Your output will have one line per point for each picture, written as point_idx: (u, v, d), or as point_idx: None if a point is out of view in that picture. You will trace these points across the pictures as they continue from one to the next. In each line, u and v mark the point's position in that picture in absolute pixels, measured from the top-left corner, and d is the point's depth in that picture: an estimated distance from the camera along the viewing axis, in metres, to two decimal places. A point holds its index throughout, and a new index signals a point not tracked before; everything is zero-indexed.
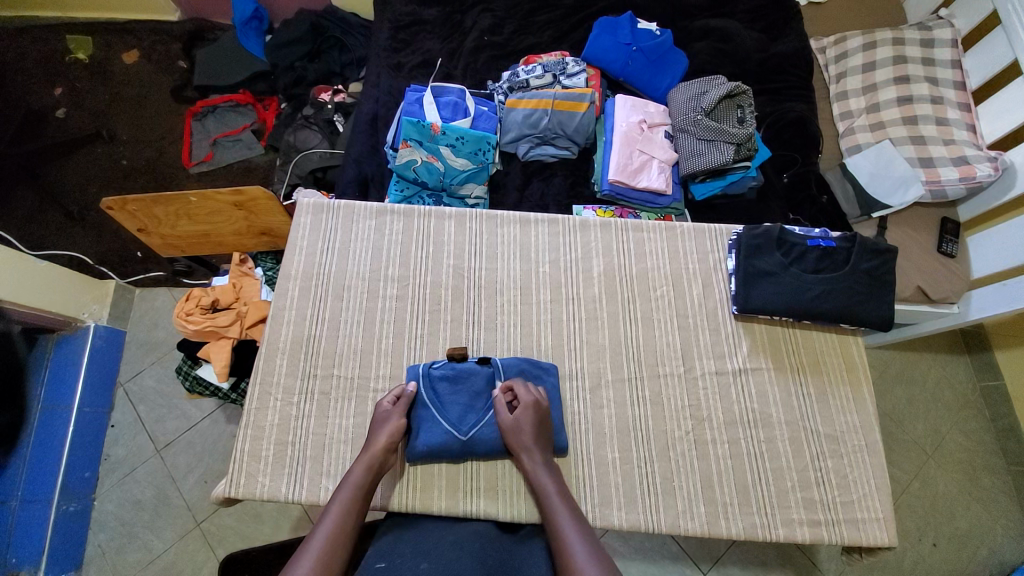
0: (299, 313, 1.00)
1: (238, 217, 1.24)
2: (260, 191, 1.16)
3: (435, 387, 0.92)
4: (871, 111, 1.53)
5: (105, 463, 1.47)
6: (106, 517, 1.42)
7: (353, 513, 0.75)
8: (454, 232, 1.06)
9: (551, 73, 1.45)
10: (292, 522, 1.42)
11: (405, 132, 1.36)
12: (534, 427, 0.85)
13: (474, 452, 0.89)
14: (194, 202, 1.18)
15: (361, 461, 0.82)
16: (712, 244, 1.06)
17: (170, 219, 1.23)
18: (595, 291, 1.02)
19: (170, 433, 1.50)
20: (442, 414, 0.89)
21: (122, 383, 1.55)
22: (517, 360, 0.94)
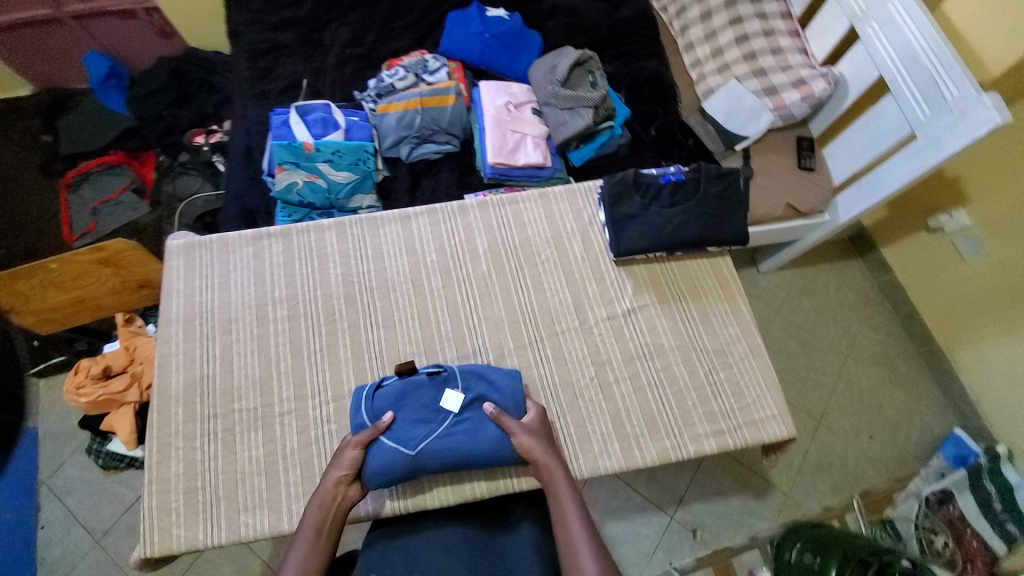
0: (187, 359, 0.98)
1: (108, 276, 1.24)
2: (121, 244, 1.17)
3: (381, 406, 0.89)
4: (717, 56, 1.67)
5: (41, 568, 1.35)
6: None
7: (312, 562, 0.74)
8: (336, 242, 1.05)
9: (413, 73, 1.47)
10: None
11: (278, 156, 1.35)
12: (547, 437, 0.87)
13: (424, 467, 0.85)
14: (57, 268, 1.18)
15: (313, 500, 0.81)
16: (584, 201, 1.12)
17: (37, 292, 1.20)
18: (484, 268, 1.05)
19: (106, 519, 1.40)
20: (395, 431, 0.86)
21: (43, 480, 1.43)
22: (472, 369, 0.93)
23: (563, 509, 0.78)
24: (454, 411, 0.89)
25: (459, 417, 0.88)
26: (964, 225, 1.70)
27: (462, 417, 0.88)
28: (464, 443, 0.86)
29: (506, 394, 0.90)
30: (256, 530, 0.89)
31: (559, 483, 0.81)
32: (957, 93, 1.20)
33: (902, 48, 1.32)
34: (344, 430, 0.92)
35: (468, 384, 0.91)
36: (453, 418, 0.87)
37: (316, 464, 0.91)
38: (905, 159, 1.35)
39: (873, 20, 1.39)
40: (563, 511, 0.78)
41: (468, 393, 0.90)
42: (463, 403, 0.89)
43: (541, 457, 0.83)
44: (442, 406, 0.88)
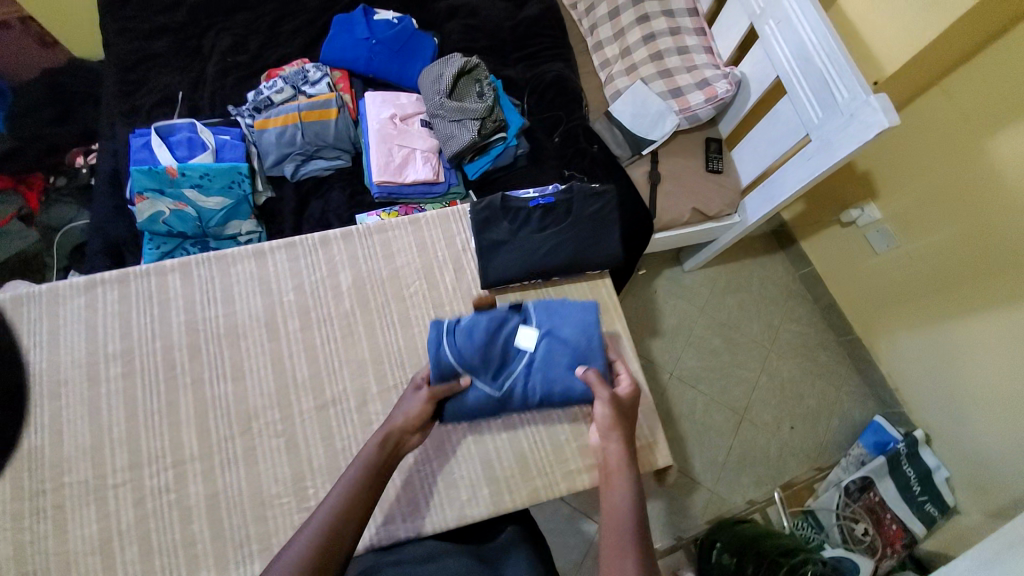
0: (8, 429, 0.88)
1: None
2: None
3: (458, 344, 0.87)
4: (625, 56, 1.61)
5: None
6: None
7: (362, 492, 0.71)
8: (181, 285, 0.97)
9: (291, 85, 1.36)
10: None
11: (138, 183, 1.23)
12: (627, 419, 0.83)
13: (511, 404, 0.89)
14: None
15: (376, 436, 0.79)
16: (458, 225, 1.05)
17: None
18: (348, 305, 0.98)
19: None
20: (473, 363, 0.87)
21: None
22: (554, 311, 0.93)
23: (613, 492, 0.75)
24: (530, 348, 0.90)
25: (535, 355, 0.90)
26: (875, 219, 1.68)
27: (539, 356, 0.90)
28: (552, 380, 0.89)
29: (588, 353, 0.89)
30: None
31: (617, 465, 0.77)
32: (847, 95, 1.15)
33: (796, 46, 1.27)
34: (185, 498, 0.85)
35: (543, 323, 0.92)
36: (533, 355, 0.89)
37: (155, 538, 0.83)
38: (801, 162, 1.33)
39: (769, 18, 1.34)
40: (613, 495, 0.74)
41: (542, 330, 0.91)
42: (540, 344, 0.90)
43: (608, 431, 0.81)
44: (521, 343, 0.90)
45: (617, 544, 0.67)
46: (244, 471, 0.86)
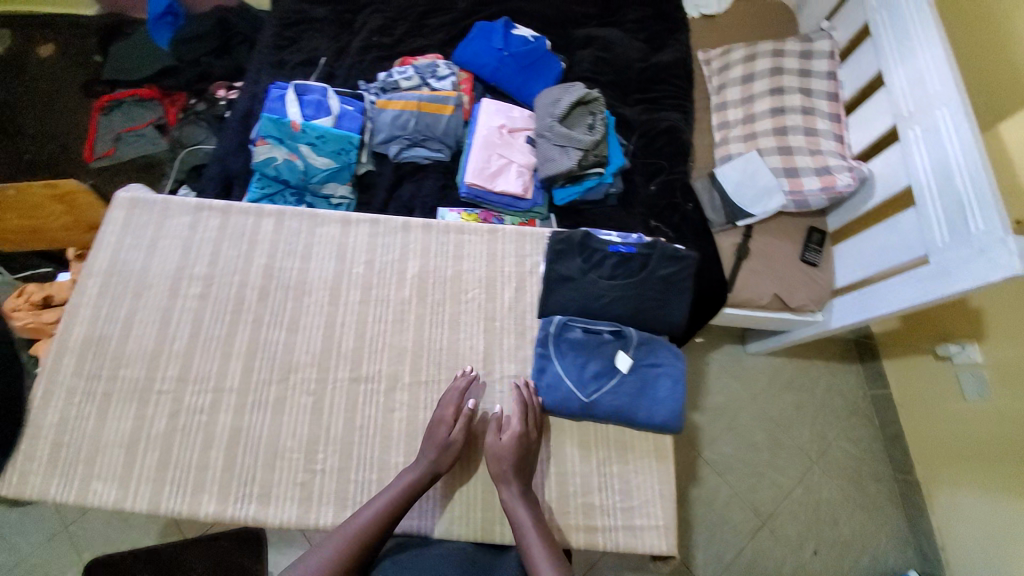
0: (92, 312, 0.97)
1: (61, 211, 1.15)
2: (72, 182, 1.07)
3: (561, 343, 0.93)
4: (747, 122, 1.55)
5: None
6: None
7: (386, 521, 0.80)
8: (271, 231, 1.05)
9: (420, 75, 1.44)
10: (159, 528, 1.62)
11: (264, 129, 1.36)
12: (515, 458, 0.86)
13: (592, 415, 0.90)
14: (12, 195, 1.11)
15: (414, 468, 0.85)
16: (531, 248, 1.06)
17: None
18: (407, 293, 1.01)
19: None
20: (564, 375, 0.92)
21: None
22: (649, 343, 0.93)
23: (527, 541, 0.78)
24: (623, 372, 0.92)
25: (628, 379, 0.91)
26: (972, 361, 1.50)
27: (632, 380, 0.91)
28: (630, 403, 0.90)
29: (668, 393, 0.91)
30: (101, 501, 0.86)
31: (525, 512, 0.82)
32: (984, 228, 1.04)
33: (937, 160, 1.17)
34: (213, 425, 0.90)
35: (641, 354, 0.93)
36: (623, 379, 0.91)
37: (176, 451, 0.88)
38: (909, 281, 1.21)
39: (915, 124, 1.23)
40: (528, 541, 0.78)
41: (639, 360, 0.93)
42: (632, 368, 0.92)
43: (511, 481, 0.85)
44: (614, 364, 0.92)
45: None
46: (271, 416, 0.91)
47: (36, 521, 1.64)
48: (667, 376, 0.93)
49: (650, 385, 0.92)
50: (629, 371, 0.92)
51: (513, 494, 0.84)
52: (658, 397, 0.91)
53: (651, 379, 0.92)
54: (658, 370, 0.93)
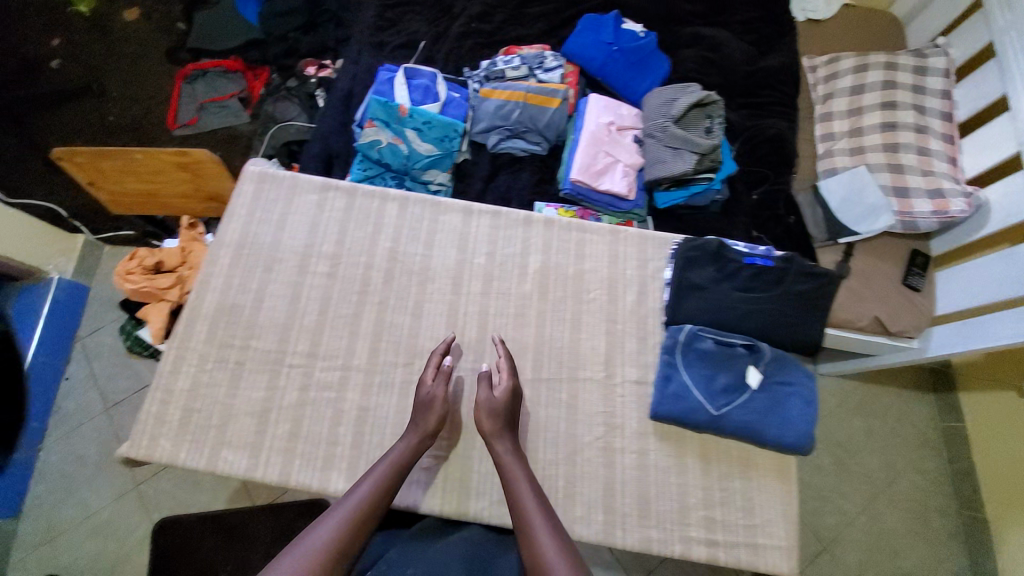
0: (225, 283, 0.99)
1: (184, 178, 1.16)
2: (204, 153, 1.09)
3: (689, 354, 0.92)
4: (853, 135, 1.50)
5: (52, 415, 1.73)
6: (47, 468, 1.68)
7: (384, 495, 0.77)
8: (395, 215, 1.06)
9: (528, 66, 1.43)
10: (228, 494, 1.65)
11: (372, 111, 1.37)
12: (507, 413, 0.87)
13: (720, 429, 0.88)
14: (140, 158, 1.11)
15: (407, 439, 0.85)
16: (654, 252, 1.04)
17: (116, 175, 1.16)
18: (528, 288, 1.01)
19: (122, 391, 1.76)
20: (693, 385, 0.90)
21: (81, 337, 1.82)
22: (779, 360, 0.92)
23: (523, 491, 0.78)
24: (753, 389, 0.90)
25: (757, 396, 0.90)
26: None
27: (763, 397, 0.90)
28: (760, 420, 0.88)
29: (796, 413, 0.89)
30: (232, 468, 0.88)
31: (520, 465, 0.82)
32: None
33: None
34: (342, 402, 0.92)
35: (772, 370, 0.91)
36: (753, 395, 0.89)
37: (306, 424, 0.91)
38: None
39: None
40: (522, 493, 0.78)
41: (769, 377, 0.91)
42: (762, 384, 0.91)
43: (500, 437, 0.85)
44: (745, 379, 0.90)
45: (535, 529, 0.72)
46: (397, 399, 0.93)
47: (111, 475, 1.68)
48: (796, 397, 0.90)
49: (780, 404, 0.90)
50: (758, 388, 0.90)
51: (508, 448, 0.84)
52: (789, 417, 0.89)
53: (780, 397, 0.90)
54: (789, 390, 0.91)
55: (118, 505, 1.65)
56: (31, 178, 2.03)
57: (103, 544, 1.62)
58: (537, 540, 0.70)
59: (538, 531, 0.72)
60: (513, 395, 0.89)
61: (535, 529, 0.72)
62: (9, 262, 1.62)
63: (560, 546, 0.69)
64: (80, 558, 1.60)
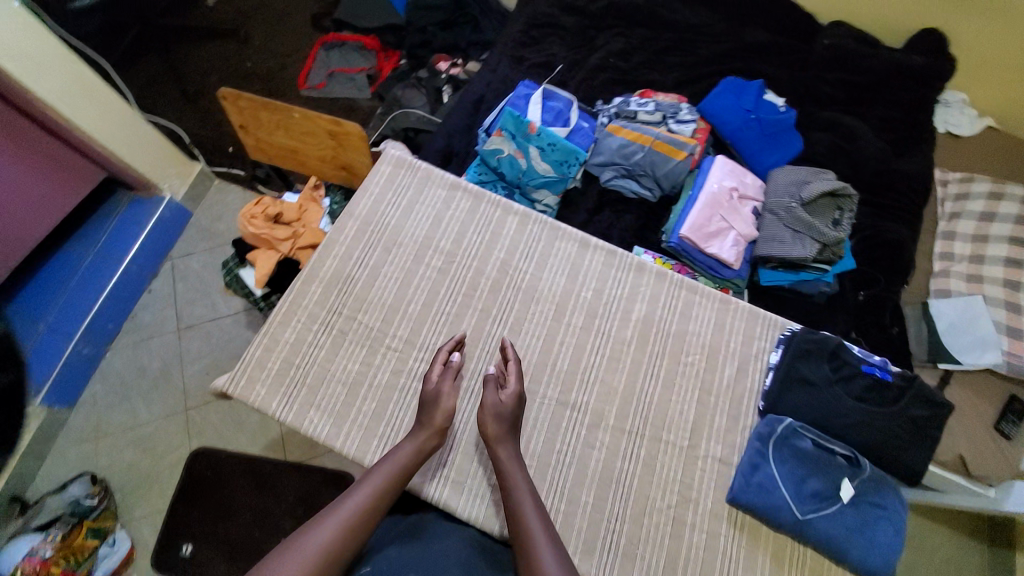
0: (347, 253, 1.04)
1: (327, 145, 1.20)
2: (355, 128, 1.13)
3: (782, 448, 0.91)
4: (973, 263, 1.40)
5: (127, 321, 1.85)
6: (111, 368, 1.79)
7: (388, 496, 0.78)
8: (514, 230, 1.07)
9: (662, 113, 1.43)
10: (265, 441, 1.71)
11: (503, 122, 1.41)
12: (512, 417, 0.87)
13: (800, 534, 0.87)
14: (295, 117, 1.15)
15: (413, 438, 0.85)
16: (762, 331, 1.03)
17: (269, 126, 1.21)
18: (628, 335, 1.00)
19: (195, 317, 1.85)
20: (781, 480, 0.89)
21: (172, 258, 1.94)
22: (877, 480, 0.88)
23: (521, 495, 0.79)
24: (842, 502, 0.87)
25: (847, 511, 0.87)
26: None
27: (852, 512, 0.87)
28: (845, 536, 0.85)
29: (884, 540, 0.85)
30: (313, 430, 0.92)
31: (519, 474, 0.82)
32: None
33: None
34: None
35: (866, 489, 0.88)
36: (841, 509, 0.87)
37: (390, 409, 0.93)
38: None
39: None
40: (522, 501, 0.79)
41: (862, 495, 0.88)
42: (854, 500, 0.88)
43: (502, 442, 0.84)
44: (836, 489, 0.88)
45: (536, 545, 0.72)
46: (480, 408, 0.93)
47: (165, 394, 1.76)
48: (886, 523, 0.86)
49: (868, 526, 0.86)
50: (849, 503, 0.87)
51: (511, 454, 0.84)
52: (876, 541, 0.85)
53: (870, 519, 0.86)
54: (881, 515, 0.87)
55: (164, 424, 1.72)
56: (166, 101, 2.17)
57: (139, 456, 1.69)
58: (537, 555, 0.70)
59: (538, 547, 0.72)
60: (518, 401, 0.89)
61: (536, 543, 0.72)
62: (127, 168, 1.73)
63: (557, 554, 0.71)
64: (117, 463, 1.67)
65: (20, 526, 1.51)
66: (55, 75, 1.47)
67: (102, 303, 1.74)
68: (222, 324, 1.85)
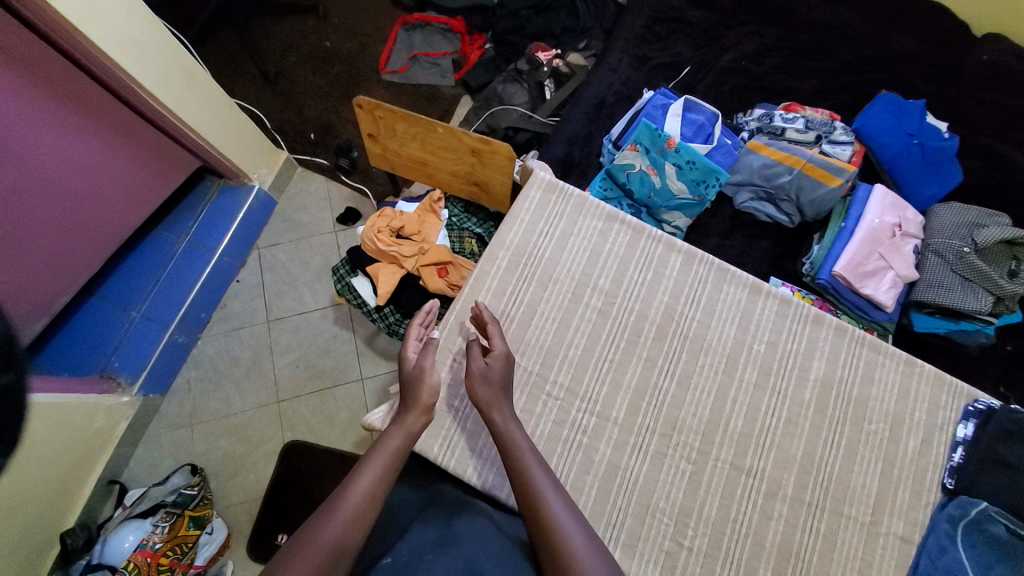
0: (501, 288, 0.97)
1: (465, 162, 1.11)
2: (505, 148, 1.03)
3: (974, 531, 0.85)
4: None
5: (218, 311, 1.83)
6: (202, 356, 1.78)
7: (384, 485, 0.76)
8: (678, 269, 0.99)
9: (815, 132, 1.31)
10: (355, 439, 1.71)
11: (637, 133, 1.30)
12: (501, 379, 0.85)
13: None
14: (438, 132, 1.06)
15: (401, 425, 0.83)
16: (947, 400, 0.97)
17: (403, 137, 1.12)
18: (805, 396, 0.95)
19: (284, 311, 1.83)
20: (972, 566, 0.83)
21: (259, 248, 1.90)
22: None
23: (519, 446, 0.77)
24: None
25: None
26: None
27: None
28: None
29: None
30: (478, 480, 0.91)
31: (515, 429, 0.80)
32: None
33: None
34: (593, 450, 0.90)
35: None
36: None
37: (555, 460, 0.89)
38: None
39: None
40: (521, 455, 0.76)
41: None
42: None
43: (493, 403, 0.82)
44: None
45: (531, 472, 0.74)
46: (649, 466, 0.90)
47: (257, 384, 1.76)
48: None
49: None
50: None
51: (508, 415, 0.81)
52: None
53: None
54: None
55: (257, 414, 1.72)
56: (245, 82, 2.08)
57: (234, 445, 1.70)
58: (546, 502, 0.70)
59: (544, 493, 0.72)
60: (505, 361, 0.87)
61: (542, 490, 0.72)
62: (223, 159, 1.62)
63: (564, 501, 0.72)
64: (212, 450, 1.69)
65: (123, 514, 1.49)
66: (161, 70, 1.32)
67: (196, 294, 1.72)
68: (309, 318, 1.83)
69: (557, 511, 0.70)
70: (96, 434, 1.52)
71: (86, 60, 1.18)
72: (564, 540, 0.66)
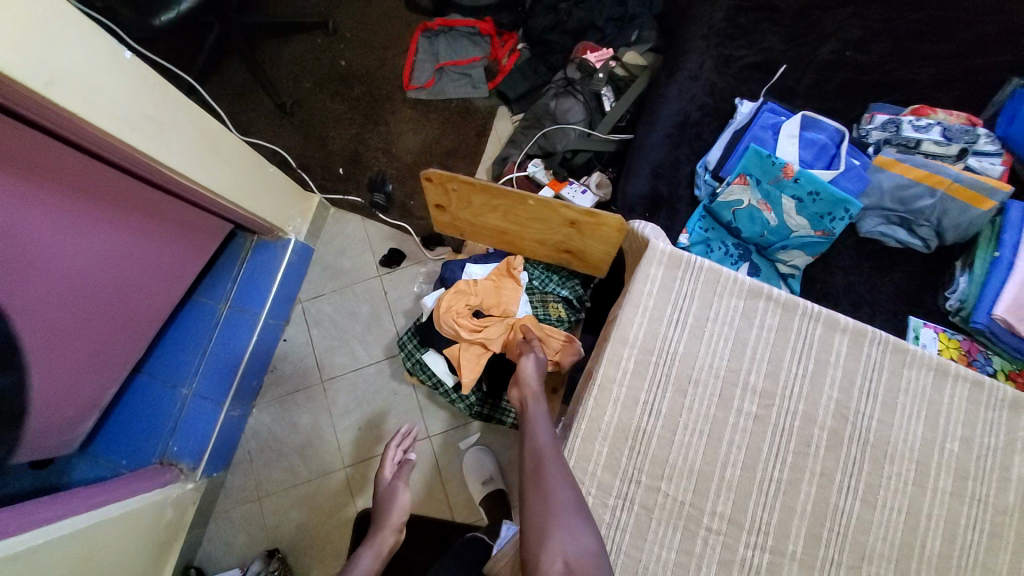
0: (634, 398, 0.80)
1: (557, 230, 1.01)
2: (615, 220, 0.92)
3: None
4: None
5: (271, 373, 1.64)
6: (260, 427, 1.59)
7: None
8: (846, 353, 0.81)
9: (958, 143, 1.10)
10: None
11: (745, 162, 1.10)
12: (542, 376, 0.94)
13: None
14: (527, 204, 0.96)
15: (373, 545, 1.04)
16: None
17: (480, 208, 1.02)
18: (1010, 501, 0.78)
19: (337, 367, 1.63)
20: None
21: (302, 301, 1.70)
22: None
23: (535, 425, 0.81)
24: None
25: None
26: None
27: None
28: None
29: None
30: None
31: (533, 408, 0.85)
32: None
33: None
34: None
35: None
36: None
37: None
38: None
39: None
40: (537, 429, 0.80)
41: None
42: None
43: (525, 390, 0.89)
44: None
45: (544, 450, 0.76)
46: None
47: (321, 450, 1.58)
48: None
49: None
50: None
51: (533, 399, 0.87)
52: None
53: None
54: None
55: (325, 483, 1.55)
56: (259, 117, 1.89)
57: (307, 516, 1.53)
58: (547, 478, 0.72)
59: (547, 465, 0.74)
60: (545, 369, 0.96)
61: (545, 464, 0.74)
62: (255, 219, 1.37)
63: (565, 478, 0.73)
64: (284, 524, 1.52)
65: None
66: (184, 140, 1.09)
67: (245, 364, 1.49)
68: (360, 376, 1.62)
69: (554, 488, 0.71)
70: (168, 530, 1.35)
71: (113, 156, 0.99)
72: (552, 517, 0.69)
